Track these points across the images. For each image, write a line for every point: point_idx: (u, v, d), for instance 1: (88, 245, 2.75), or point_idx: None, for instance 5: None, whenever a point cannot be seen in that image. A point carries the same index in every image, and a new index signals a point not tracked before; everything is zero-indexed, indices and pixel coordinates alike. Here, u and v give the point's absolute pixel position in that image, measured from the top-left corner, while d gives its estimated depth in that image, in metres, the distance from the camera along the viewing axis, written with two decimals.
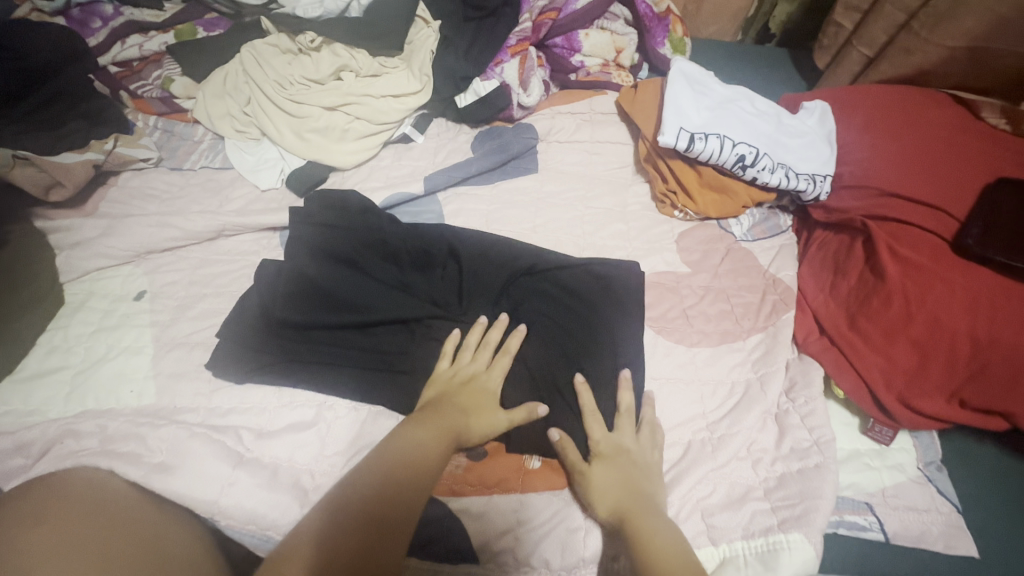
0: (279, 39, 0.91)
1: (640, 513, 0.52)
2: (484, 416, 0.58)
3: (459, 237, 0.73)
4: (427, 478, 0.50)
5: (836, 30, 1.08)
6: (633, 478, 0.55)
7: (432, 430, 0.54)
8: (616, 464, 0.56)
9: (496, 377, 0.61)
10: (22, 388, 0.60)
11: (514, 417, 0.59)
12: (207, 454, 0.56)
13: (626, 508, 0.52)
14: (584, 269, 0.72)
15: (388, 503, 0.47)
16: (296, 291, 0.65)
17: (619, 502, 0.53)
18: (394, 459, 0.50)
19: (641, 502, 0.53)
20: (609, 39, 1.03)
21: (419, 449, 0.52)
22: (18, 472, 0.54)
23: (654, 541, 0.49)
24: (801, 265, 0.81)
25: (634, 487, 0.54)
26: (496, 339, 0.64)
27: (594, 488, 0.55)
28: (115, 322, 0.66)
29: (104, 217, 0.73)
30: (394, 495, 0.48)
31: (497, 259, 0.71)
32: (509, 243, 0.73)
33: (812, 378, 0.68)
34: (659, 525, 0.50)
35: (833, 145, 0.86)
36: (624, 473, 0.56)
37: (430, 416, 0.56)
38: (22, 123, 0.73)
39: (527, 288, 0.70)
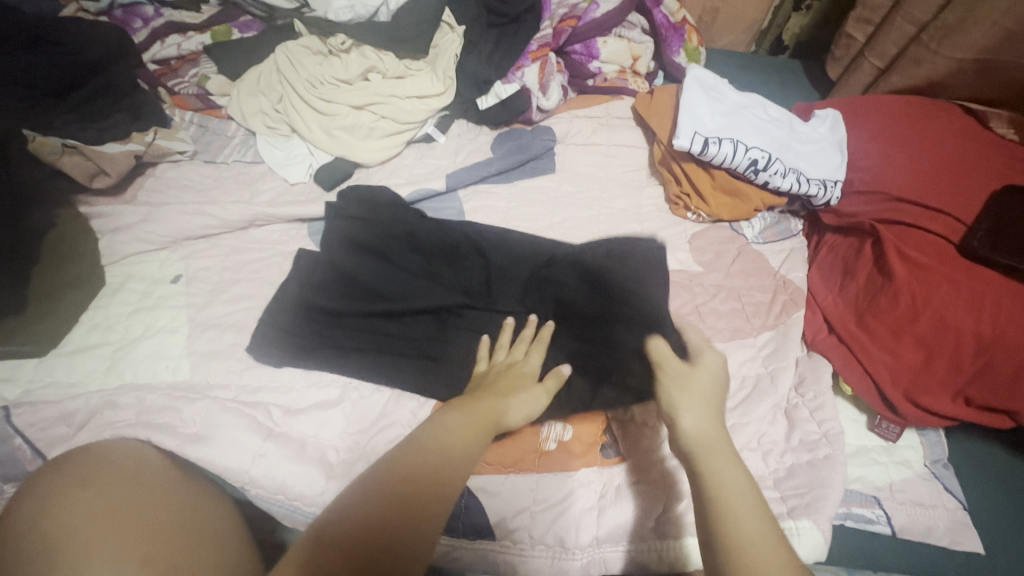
0: (310, 42, 0.95)
1: (713, 446, 0.51)
2: (529, 403, 0.58)
3: (487, 234, 0.76)
4: (459, 464, 0.50)
5: (847, 42, 1.11)
6: (709, 406, 0.55)
7: (470, 415, 0.54)
8: (694, 386, 0.56)
9: (535, 361, 0.63)
10: (65, 361, 0.63)
11: (548, 389, 0.61)
12: (240, 427, 0.59)
13: (697, 437, 0.52)
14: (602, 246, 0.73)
15: (416, 482, 0.48)
16: (331, 283, 0.70)
17: (694, 430, 0.52)
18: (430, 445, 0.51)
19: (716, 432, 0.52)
20: (626, 47, 1.06)
21: (453, 436, 0.52)
22: (61, 439, 0.57)
23: (723, 475, 0.49)
24: (811, 267, 0.83)
25: (707, 413, 0.54)
26: (530, 335, 0.66)
27: (677, 412, 0.54)
28: (152, 303, 0.69)
29: (143, 205, 0.77)
30: (421, 483, 0.48)
31: (520, 256, 0.74)
32: (534, 240, 0.75)
33: (821, 375, 0.70)
34: (731, 463, 0.50)
35: (843, 152, 0.88)
36: (704, 392, 0.56)
37: (467, 402, 0.56)
38: (73, 112, 0.77)
39: (556, 275, 0.71)
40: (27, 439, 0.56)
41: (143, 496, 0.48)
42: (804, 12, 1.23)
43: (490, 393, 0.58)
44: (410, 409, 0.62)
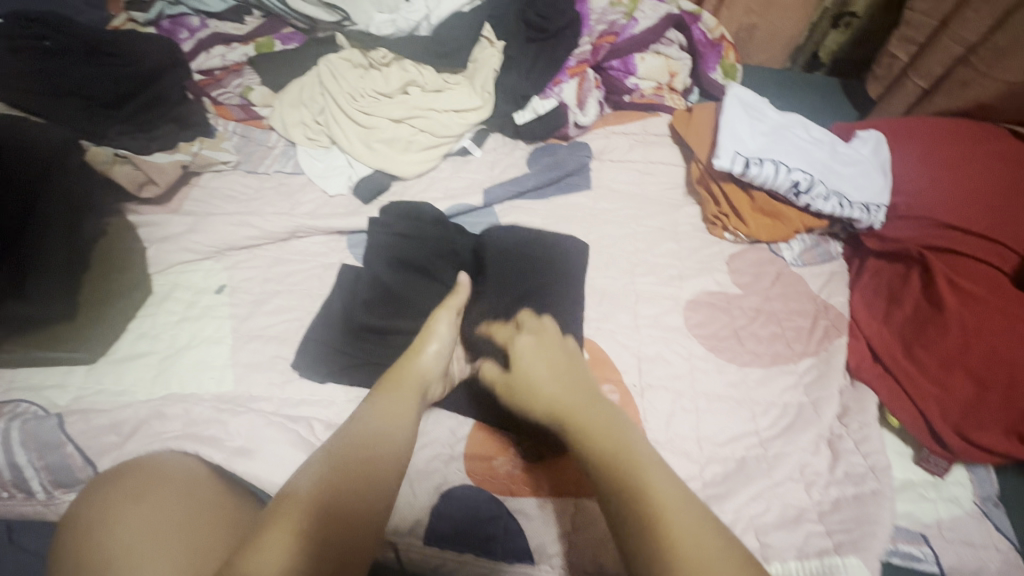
0: (352, 54, 0.96)
1: (577, 409, 0.54)
2: (443, 335, 0.63)
3: (507, 252, 0.75)
4: (393, 438, 0.52)
5: (891, 61, 1.09)
6: (556, 374, 0.57)
7: (392, 395, 0.57)
8: (543, 360, 0.59)
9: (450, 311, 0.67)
10: (115, 369, 0.64)
11: (444, 338, 0.63)
12: (283, 441, 0.59)
13: (568, 407, 0.54)
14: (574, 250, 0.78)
15: (351, 464, 0.48)
16: (376, 299, 0.71)
17: (553, 403, 0.55)
18: (357, 428, 0.52)
19: (576, 398, 0.55)
20: (663, 63, 1.06)
21: (382, 423, 0.53)
22: (109, 449, 0.58)
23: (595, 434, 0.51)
24: (853, 291, 0.81)
25: (558, 380, 0.57)
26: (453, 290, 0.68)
27: (532, 390, 0.57)
28: (198, 313, 0.70)
29: (190, 215, 0.78)
30: (356, 465, 0.48)
31: (537, 281, 0.73)
32: (561, 266, 0.76)
33: (867, 406, 0.69)
34: (604, 418, 0.52)
35: (887, 175, 0.87)
36: (553, 357, 0.59)
37: (386, 386, 0.57)
38: (126, 123, 0.78)
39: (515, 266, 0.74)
40: (78, 447, 0.57)
41: (192, 511, 0.49)
42: (841, 29, 1.23)
43: (399, 364, 0.60)
44: (450, 428, 0.65)
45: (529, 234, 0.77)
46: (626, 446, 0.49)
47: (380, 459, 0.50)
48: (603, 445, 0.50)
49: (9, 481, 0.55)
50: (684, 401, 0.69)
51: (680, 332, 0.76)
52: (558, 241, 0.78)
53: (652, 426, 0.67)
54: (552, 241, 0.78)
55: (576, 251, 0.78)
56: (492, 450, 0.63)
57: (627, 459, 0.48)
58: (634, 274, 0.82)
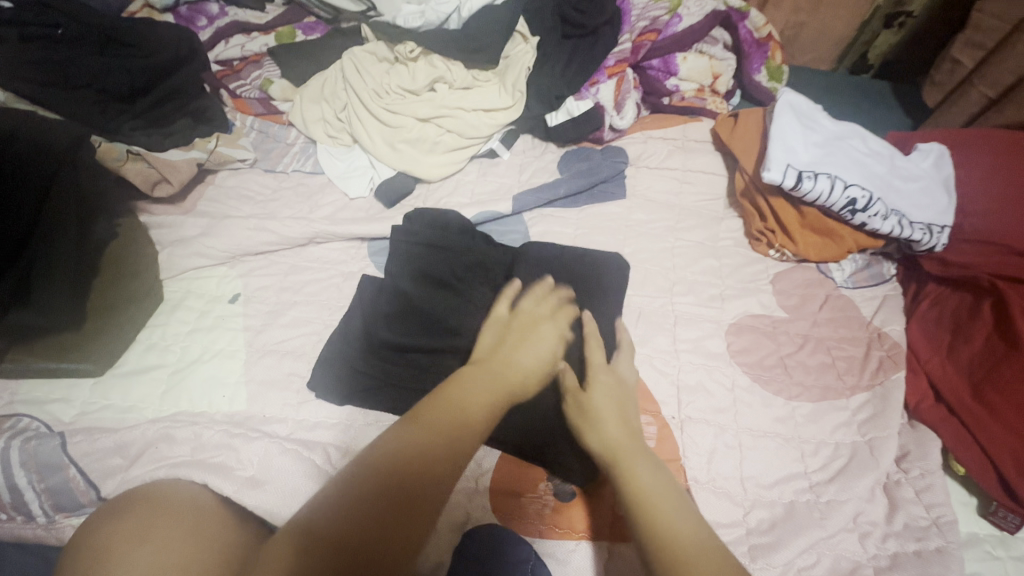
0: (377, 47, 0.90)
1: (624, 453, 0.51)
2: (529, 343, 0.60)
3: (532, 268, 0.71)
4: (471, 426, 0.51)
5: (953, 67, 1.02)
6: (621, 407, 0.57)
7: (487, 383, 0.55)
8: (605, 398, 0.57)
9: (561, 324, 0.64)
10: (122, 383, 0.61)
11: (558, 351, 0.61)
12: (299, 472, 0.55)
13: (613, 448, 0.52)
14: (611, 262, 0.73)
15: (417, 446, 0.47)
16: (398, 314, 0.66)
17: (607, 441, 0.53)
18: (433, 411, 0.51)
19: (629, 441, 0.53)
20: (706, 64, 0.99)
21: (417, 446, 0.47)
22: (115, 472, 0.54)
23: (637, 479, 0.49)
24: (910, 319, 0.75)
25: (611, 417, 0.55)
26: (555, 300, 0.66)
27: (593, 423, 0.55)
28: (210, 323, 0.66)
29: (205, 217, 0.74)
30: (424, 451, 0.47)
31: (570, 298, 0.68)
32: (585, 287, 0.70)
33: (929, 450, 0.63)
34: (646, 468, 0.50)
35: (952, 193, 0.79)
36: (618, 397, 0.58)
37: (438, 396, 0.53)
38: (139, 118, 0.74)
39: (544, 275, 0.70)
40: (81, 469, 0.54)
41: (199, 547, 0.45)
42: (894, 29, 1.13)
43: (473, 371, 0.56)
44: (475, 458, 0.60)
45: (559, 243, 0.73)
46: (664, 497, 0.47)
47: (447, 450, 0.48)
48: (641, 493, 0.47)
49: (9, 502, 0.53)
50: (727, 436, 0.64)
51: (722, 359, 0.71)
52: (598, 258, 0.73)
53: (692, 464, 0.62)
54: (589, 258, 0.73)
55: (604, 268, 0.72)
56: (522, 486, 0.58)
57: (667, 508, 0.46)
58: (672, 293, 0.76)
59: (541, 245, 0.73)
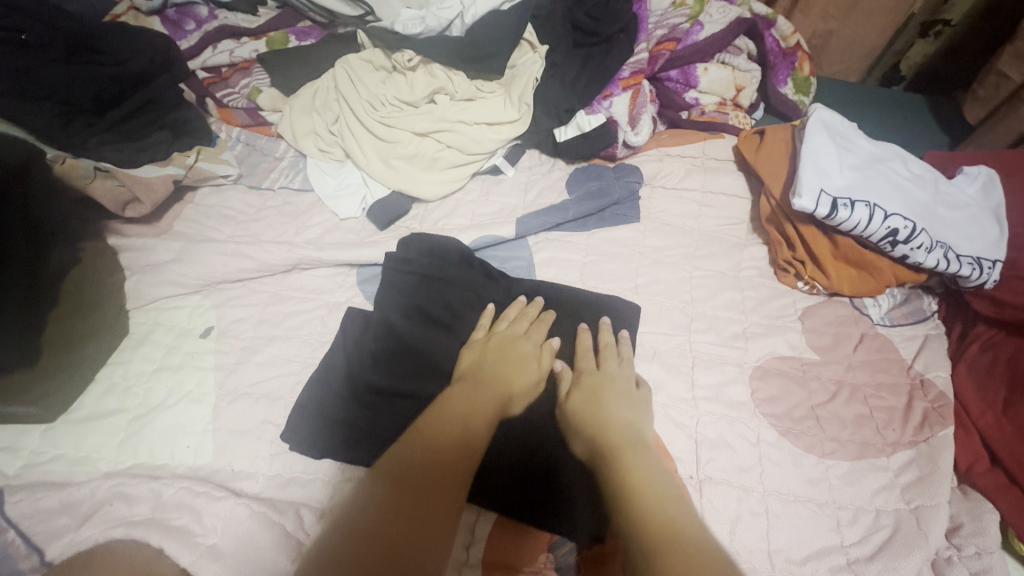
0: (373, 55, 0.84)
1: (622, 448, 0.47)
2: (518, 351, 0.58)
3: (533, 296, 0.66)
4: (473, 435, 0.49)
5: (998, 81, 0.93)
6: (622, 409, 0.53)
7: (470, 396, 0.53)
8: (604, 396, 0.54)
9: (537, 338, 0.60)
10: (77, 431, 0.55)
11: (544, 364, 0.58)
12: (267, 541, 0.48)
13: (609, 442, 0.49)
14: (618, 303, 0.67)
15: (419, 459, 0.46)
16: (384, 354, 0.60)
17: (604, 435, 0.50)
18: (425, 436, 0.49)
19: (623, 437, 0.49)
20: (730, 75, 0.91)
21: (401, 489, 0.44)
22: (60, 535, 0.48)
23: (634, 472, 0.44)
24: (957, 366, 0.68)
25: (607, 415, 0.52)
26: (533, 314, 0.63)
27: (588, 420, 0.52)
28: (178, 361, 0.60)
29: (180, 240, 0.68)
30: (428, 465, 0.46)
31: (566, 315, 0.65)
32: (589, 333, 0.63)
33: (986, 524, 0.55)
34: (642, 456, 0.46)
35: (1003, 223, 0.71)
36: (615, 398, 0.54)
37: (419, 433, 0.49)
38: (109, 131, 0.68)
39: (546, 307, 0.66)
40: (22, 533, 0.48)
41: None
42: (929, 39, 1.07)
43: (458, 391, 0.54)
44: (468, 524, 0.53)
45: (556, 290, 0.67)
46: (658, 489, 0.43)
47: (455, 458, 0.47)
48: (632, 478, 0.44)
49: None
50: (752, 500, 0.57)
51: (747, 409, 0.63)
52: (608, 301, 0.66)
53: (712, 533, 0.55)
54: (598, 297, 0.67)
55: (615, 316, 0.66)
56: (520, 558, 0.52)
57: (658, 492, 0.42)
58: (690, 331, 0.69)
59: (549, 284, 0.68)
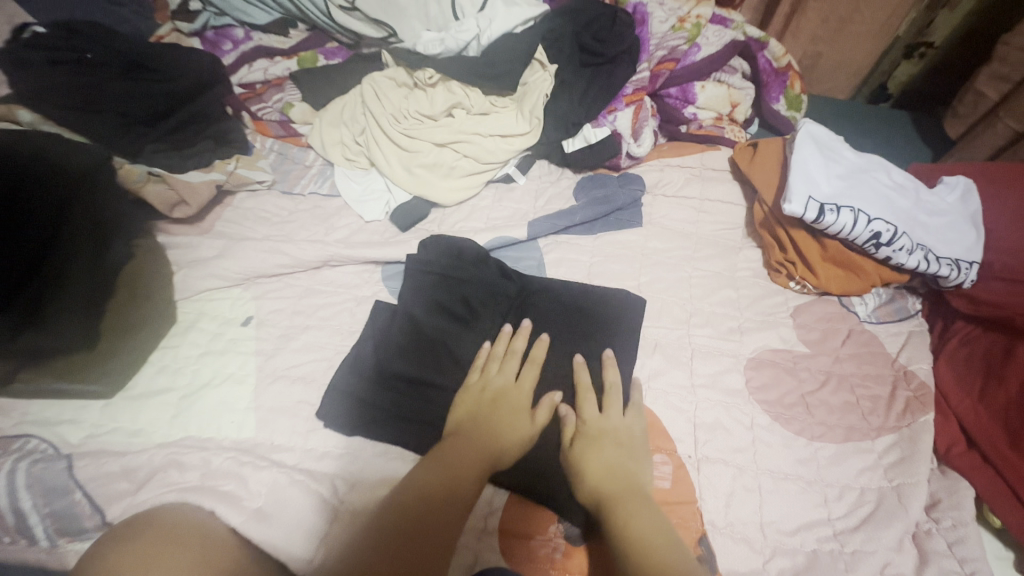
0: (396, 73, 0.91)
1: (624, 499, 0.52)
2: (514, 400, 0.61)
3: (547, 299, 0.71)
4: (461, 496, 0.52)
5: (976, 99, 1.00)
6: (622, 457, 0.57)
7: (470, 447, 0.56)
8: (606, 446, 0.57)
9: (528, 388, 0.62)
10: (132, 406, 0.60)
11: (538, 420, 0.60)
12: (305, 504, 0.54)
13: (611, 494, 0.53)
14: (622, 297, 0.72)
15: (415, 515, 0.49)
16: (408, 343, 0.66)
17: (607, 487, 0.54)
18: (426, 475, 0.52)
19: (622, 487, 0.54)
20: (725, 92, 0.98)
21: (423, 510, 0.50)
22: (122, 497, 0.54)
23: (638, 528, 0.50)
24: (938, 359, 0.73)
25: (609, 466, 0.56)
26: (519, 351, 0.65)
27: (589, 472, 0.55)
28: (222, 346, 0.65)
29: (221, 238, 0.74)
30: (425, 520, 0.49)
31: (577, 319, 0.70)
32: (595, 328, 0.69)
33: (961, 499, 0.60)
34: (643, 514, 0.51)
35: (980, 229, 0.77)
36: (614, 449, 0.57)
37: (426, 471, 0.53)
38: (160, 141, 0.75)
39: (557, 309, 0.71)
40: (87, 494, 0.54)
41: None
42: (914, 60, 1.13)
43: (460, 438, 0.57)
44: (485, 497, 0.58)
45: (565, 287, 0.72)
46: (657, 543, 0.48)
47: (451, 506, 0.51)
48: (637, 535, 0.49)
49: (14, 526, 0.52)
50: (745, 477, 0.62)
51: (741, 396, 0.68)
52: (612, 296, 0.72)
53: (709, 507, 0.60)
54: (605, 295, 0.72)
55: (620, 311, 0.71)
56: (530, 528, 0.56)
57: (660, 554, 0.47)
58: (689, 325, 0.75)
59: (559, 282, 0.73)
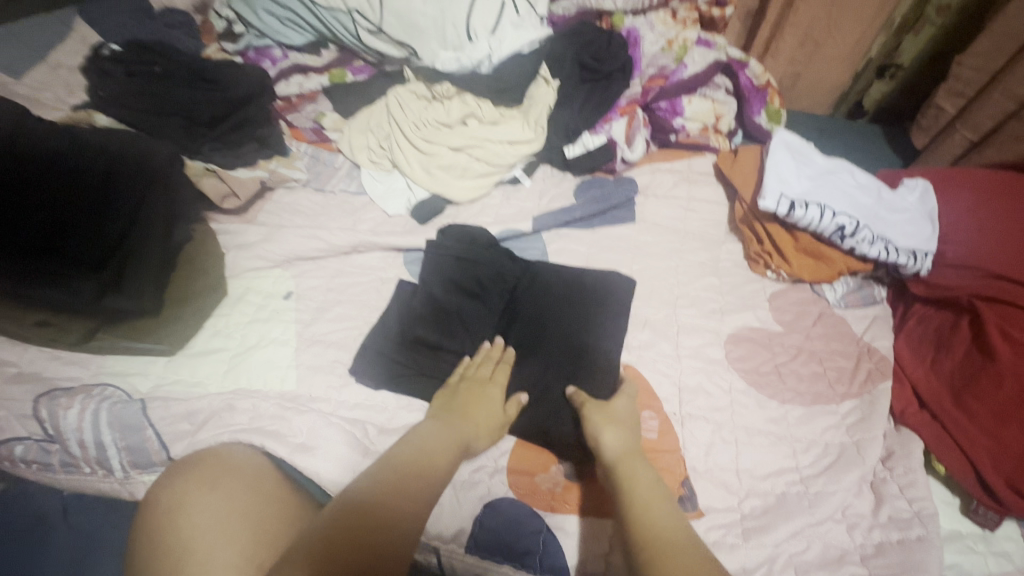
0: (417, 87, 1.03)
1: (629, 461, 0.59)
2: (487, 395, 0.67)
3: (552, 279, 0.79)
4: (429, 478, 0.56)
5: (936, 112, 1.10)
6: (626, 426, 0.64)
7: (440, 433, 0.61)
8: (612, 414, 0.65)
9: (500, 383, 0.69)
10: (191, 362, 0.70)
11: (508, 412, 0.67)
12: (342, 442, 0.63)
13: (621, 454, 0.60)
14: (613, 277, 0.80)
15: (399, 474, 0.55)
16: (429, 314, 0.75)
17: (614, 444, 0.61)
18: (405, 450, 0.58)
19: (629, 447, 0.61)
20: (710, 106, 1.09)
21: (425, 460, 0.58)
22: (185, 436, 0.63)
23: (638, 490, 0.56)
24: (898, 335, 0.82)
25: (618, 428, 0.63)
26: (496, 356, 0.71)
27: (601, 429, 0.62)
28: (266, 315, 0.75)
29: (264, 226, 0.85)
30: (407, 479, 0.55)
31: (579, 297, 0.77)
32: (591, 303, 0.77)
33: (912, 450, 0.69)
34: (641, 471, 0.59)
35: (935, 223, 0.86)
36: (622, 415, 0.65)
37: (410, 440, 0.60)
38: (217, 141, 0.86)
39: (560, 287, 0.78)
40: (156, 431, 0.63)
41: (257, 547, 0.50)
42: (885, 79, 1.25)
43: (437, 426, 0.62)
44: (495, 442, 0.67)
45: (563, 273, 0.80)
46: (654, 496, 0.56)
47: (424, 477, 0.56)
48: (638, 495, 0.56)
49: (94, 457, 0.63)
50: (724, 432, 0.70)
51: (721, 364, 0.77)
52: (610, 279, 0.80)
53: (691, 455, 0.68)
54: (603, 277, 0.80)
55: (618, 290, 0.79)
56: (534, 467, 0.65)
57: (654, 509, 0.54)
58: (675, 305, 0.84)
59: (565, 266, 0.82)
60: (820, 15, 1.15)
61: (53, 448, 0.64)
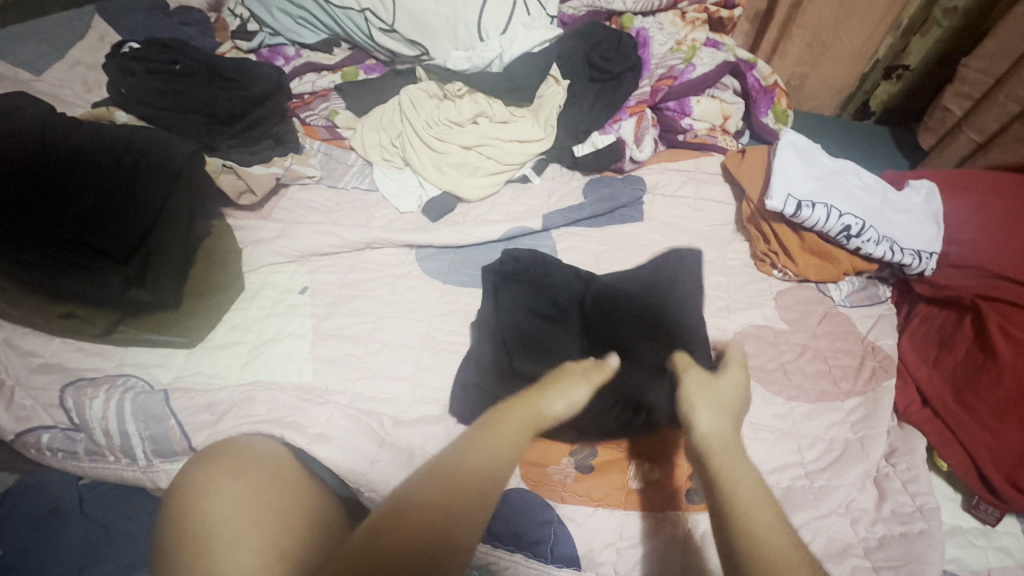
0: (428, 86, 1.04)
1: (721, 452, 0.50)
2: (569, 372, 0.60)
3: (632, 283, 0.77)
4: (486, 482, 0.48)
5: (943, 115, 1.12)
6: (725, 412, 0.56)
7: (519, 415, 0.54)
8: (703, 397, 0.56)
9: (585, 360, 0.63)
10: (210, 354, 0.72)
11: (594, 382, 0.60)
12: (358, 433, 0.65)
13: (716, 442, 0.51)
14: (665, 270, 0.79)
15: (460, 472, 0.48)
16: (509, 345, 0.71)
17: (705, 430, 0.53)
18: (484, 441, 0.51)
19: (726, 442, 0.51)
20: (718, 106, 1.11)
21: (488, 460, 0.49)
22: (206, 426, 0.65)
23: (735, 490, 0.46)
24: (902, 334, 0.83)
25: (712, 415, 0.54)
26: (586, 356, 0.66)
27: (693, 413, 0.55)
28: (283, 310, 0.77)
29: (279, 222, 0.86)
30: (468, 482, 0.47)
31: (667, 295, 0.75)
32: (673, 307, 0.74)
33: (914, 447, 0.70)
34: (740, 469, 0.48)
35: (939, 223, 0.87)
36: (722, 400, 0.57)
37: (493, 422, 0.53)
38: (235, 137, 0.89)
39: (648, 291, 0.76)
40: (178, 422, 0.65)
41: (280, 536, 0.51)
42: (892, 81, 1.25)
43: (516, 402, 0.55)
44: None
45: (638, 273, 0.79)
46: (756, 497, 0.46)
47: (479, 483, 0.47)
48: (732, 491, 0.46)
49: (118, 446, 0.65)
50: None
51: None
52: (678, 271, 0.79)
53: None
54: (677, 265, 0.80)
55: (693, 281, 0.78)
56: (546, 459, 0.67)
57: (755, 519, 0.44)
58: None
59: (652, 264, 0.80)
60: (827, 16, 1.16)
61: (79, 436, 0.66)
